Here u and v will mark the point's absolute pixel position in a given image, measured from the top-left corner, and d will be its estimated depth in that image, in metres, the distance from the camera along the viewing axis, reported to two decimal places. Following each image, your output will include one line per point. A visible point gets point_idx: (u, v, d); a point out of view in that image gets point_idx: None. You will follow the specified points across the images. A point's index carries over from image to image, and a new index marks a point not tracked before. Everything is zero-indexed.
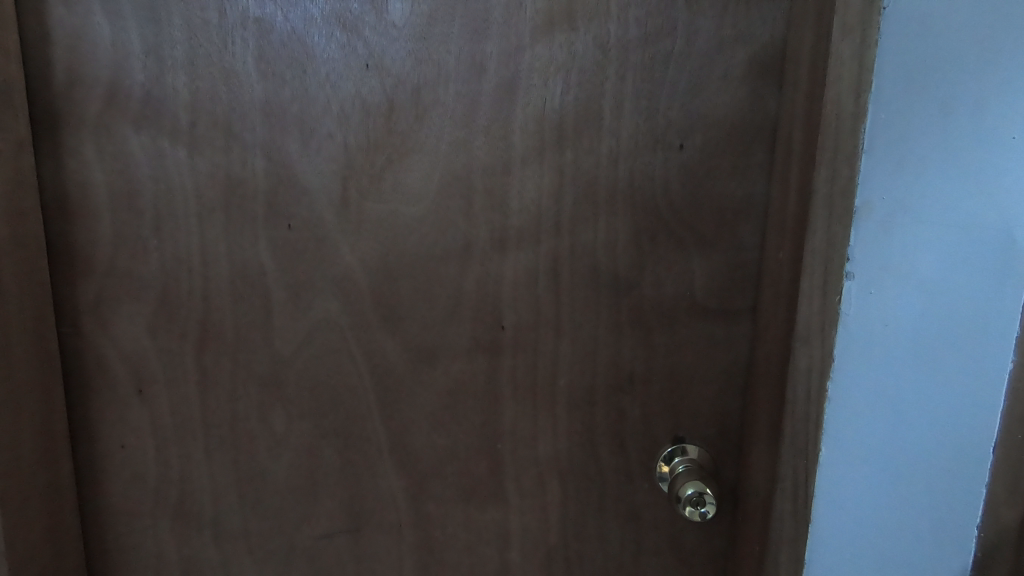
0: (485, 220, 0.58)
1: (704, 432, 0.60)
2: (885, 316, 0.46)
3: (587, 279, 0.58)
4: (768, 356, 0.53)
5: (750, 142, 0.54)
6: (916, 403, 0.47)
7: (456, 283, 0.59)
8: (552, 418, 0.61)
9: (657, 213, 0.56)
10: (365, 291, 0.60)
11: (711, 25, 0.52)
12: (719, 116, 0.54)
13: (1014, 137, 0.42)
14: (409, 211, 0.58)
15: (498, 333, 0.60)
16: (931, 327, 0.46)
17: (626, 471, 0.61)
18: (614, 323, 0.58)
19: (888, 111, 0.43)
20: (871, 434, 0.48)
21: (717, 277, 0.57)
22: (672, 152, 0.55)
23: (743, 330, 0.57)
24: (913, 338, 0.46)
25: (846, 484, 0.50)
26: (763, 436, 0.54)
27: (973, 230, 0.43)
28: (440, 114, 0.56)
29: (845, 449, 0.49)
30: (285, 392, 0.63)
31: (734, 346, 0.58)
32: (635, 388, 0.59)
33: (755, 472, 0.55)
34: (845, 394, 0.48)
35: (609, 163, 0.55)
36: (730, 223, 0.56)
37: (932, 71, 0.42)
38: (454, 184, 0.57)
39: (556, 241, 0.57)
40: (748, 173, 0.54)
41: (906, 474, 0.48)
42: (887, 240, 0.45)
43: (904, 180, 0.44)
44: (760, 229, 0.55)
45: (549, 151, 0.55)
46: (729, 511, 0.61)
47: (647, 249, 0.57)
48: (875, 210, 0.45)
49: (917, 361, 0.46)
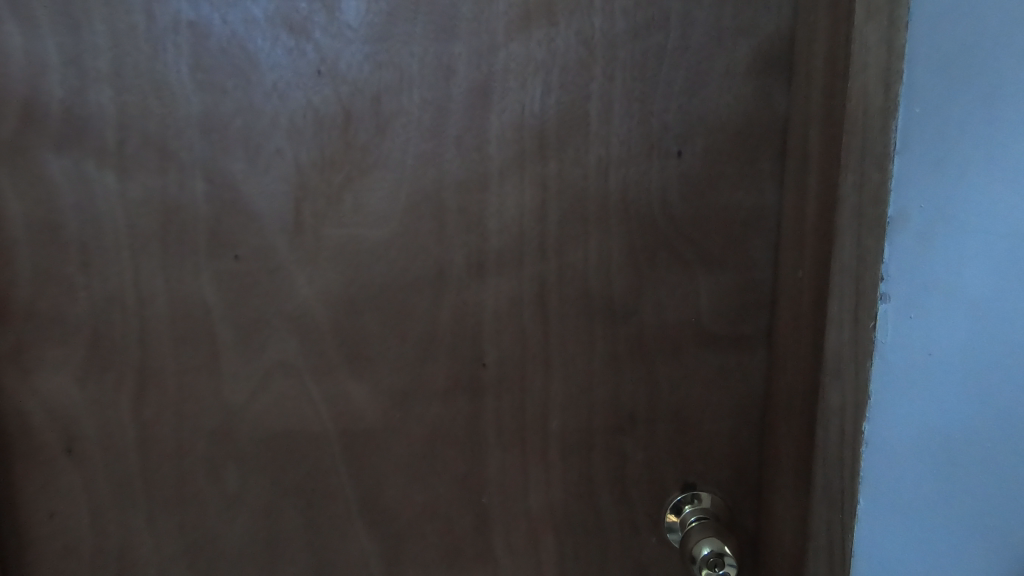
0: (460, 242, 0.50)
1: (718, 476, 0.52)
2: (929, 343, 0.39)
3: (579, 306, 0.51)
4: (790, 391, 0.47)
5: (757, 145, 0.47)
6: (972, 443, 0.40)
7: (431, 315, 0.52)
8: (545, 466, 0.53)
9: (656, 229, 0.49)
10: (326, 330, 0.53)
11: (708, 15, 0.46)
12: (720, 117, 0.47)
13: None
14: (373, 235, 0.51)
15: (479, 371, 0.52)
16: (984, 352, 0.39)
17: (632, 524, 0.54)
18: (610, 356, 0.51)
19: (921, 106, 0.38)
20: (919, 480, 0.41)
21: (725, 300, 0.50)
22: (670, 160, 0.48)
23: (758, 358, 0.50)
24: (965, 367, 0.39)
25: (892, 539, 0.42)
26: (792, 485, 0.47)
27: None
28: (404, 124, 0.49)
29: (892, 499, 0.42)
30: (241, 446, 0.55)
31: (749, 377, 0.51)
32: (638, 429, 0.52)
33: (781, 525, 0.49)
34: (888, 436, 0.41)
35: (599, 174, 0.49)
36: (739, 237, 0.49)
37: (971, 59, 0.36)
38: (424, 202, 0.50)
39: (541, 264, 0.50)
40: (756, 180, 0.48)
41: (964, 528, 0.41)
42: (929, 259, 0.39)
43: (941, 185, 0.38)
44: (774, 243, 0.49)
45: (531, 162, 0.49)
46: (750, 566, 0.53)
47: (645, 272, 0.50)
48: (913, 219, 0.38)
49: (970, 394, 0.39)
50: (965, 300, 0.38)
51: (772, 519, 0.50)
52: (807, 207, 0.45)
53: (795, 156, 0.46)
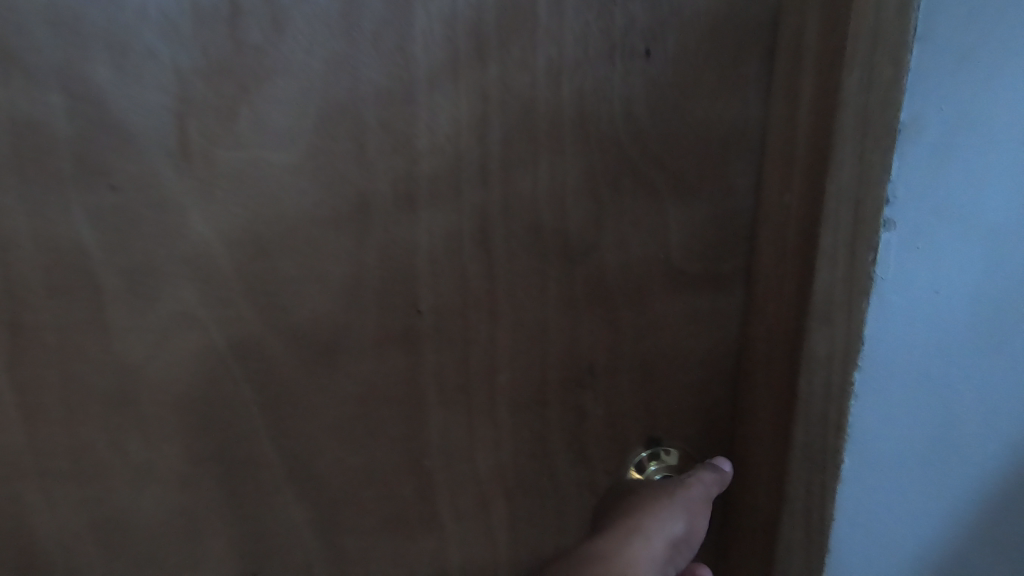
0: (385, 168, 0.42)
1: (685, 433, 0.47)
2: (928, 272, 0.35)
3: (528, 244, 0.43)
4: (769, 336, 0.41)
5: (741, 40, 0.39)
6: (953, 375, 0.37)
7: (354, 256, 0.44)
8: (493, 425, 0.47)
9: (619, 149, 0.41)
10: (231, 276, 0.44)
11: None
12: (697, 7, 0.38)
13: None
14: (279, 160, 0.42)
15: (415, 320, 0.45)
16: (976, 278, 0.35)
17: (590, 485, 0.48)
18: (566, 301, 0.44)
19: None
20: (902, 419, 0.38)
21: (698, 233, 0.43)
22: (636, 63, 0.39)
23: (732, 300, 0.44)
24: (957, 295, 0.36)
25: (872, 481, 0.40)
26: (767, 443, 0.41)
27: None
28: (308, 18, 0.39)
29: (876, 441, 0.39)
30: (142, 412, 0.48)
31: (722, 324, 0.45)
32: (598, 382, 0.46)
33: (755, 486, 0.43)
34: (881, 377, 0.37)
35: (550, 82, 0.40)
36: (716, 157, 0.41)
37: None
38: (337, 118, 0.41)
39: (482, 194, 0.42)
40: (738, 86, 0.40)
41: (934, 458, 0.39)
42: (931, 183, 0.34)
43: (957, 86, 0.32)
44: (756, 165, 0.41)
45: (467, 66, 0.40)
46: (717, 529, 0.48)
47: (605, 201, 0.42)
48: (927, 130, 0.33)
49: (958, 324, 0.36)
50: (966, 222, 0.34)
51: (741, 480, 0.45)
52: (799, 117, 0.37)
53: (787, 55, 0.38)
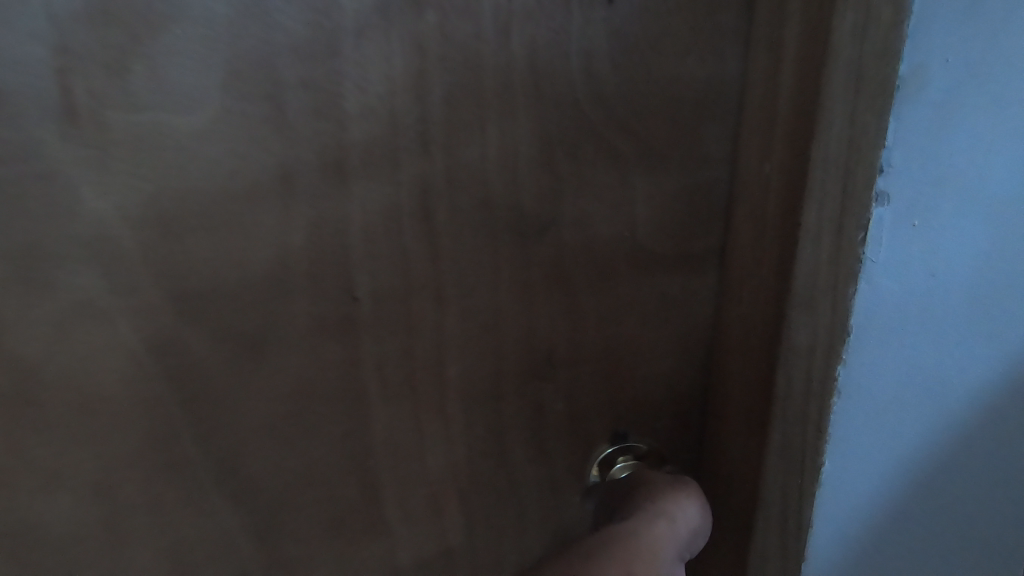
0: (310, 133, 0.36)
1: (654, 427, 0.43)
2: (917, 244, 0.32)
3: (478, 221, 0.38)
4: (744, 324, 0.37)
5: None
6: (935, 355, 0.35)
7: (279, 236, 0.38)
8: (444, 421, 0.43)
9: (580, 112, 0.36)
10: (136, 259, 0.38)
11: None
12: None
13: None
14: (183, 124, 0.36)
15: (352, 308, 0.40)
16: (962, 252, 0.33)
17: (551, 483, 0.45)
18: (521, 285, 0.39)
19: None
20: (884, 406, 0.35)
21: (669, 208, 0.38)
22: (598, 11, 0.34)
23: (703, 282, 0.40)
24: (940, 271, 0.33)
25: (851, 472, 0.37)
26: (744, 438, 0.38)
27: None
28: None
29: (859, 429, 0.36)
30: (40, 420, 0.41)
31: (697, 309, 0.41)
32: (558, 374, 0.42)
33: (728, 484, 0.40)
34: (868, 361, 0.34)
35: (499, 32, 0.34)
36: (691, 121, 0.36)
37: None
38: (251, 74, 0.35)
39: (424, 164, 0.37)
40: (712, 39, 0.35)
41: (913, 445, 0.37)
42: (927, 144, 0.30)
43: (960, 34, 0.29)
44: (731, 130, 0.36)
45: (402, 11, 0.34)
46: None
47: (564, 173, 0.37)
48: (929, 83, 0.29)
49: (943, 301, 0.34)
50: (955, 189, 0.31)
51: (714, 478, 0.42)
52: (781, 74, 0.33)
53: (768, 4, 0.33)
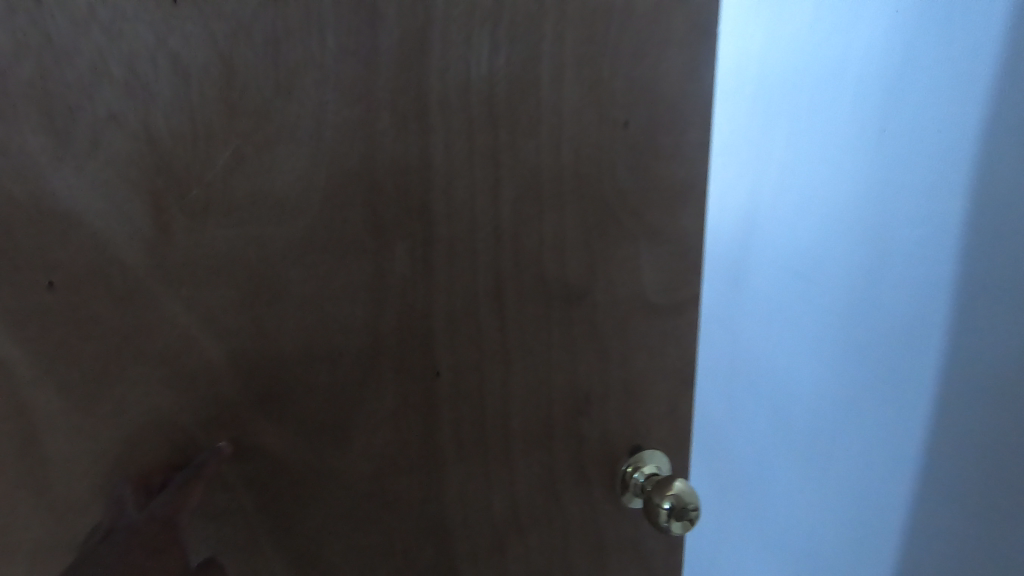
0: (401, 234, 0.41)
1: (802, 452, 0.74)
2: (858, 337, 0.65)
3: (536, 294, 0.46)
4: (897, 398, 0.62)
5: (920, 204, 0.56)
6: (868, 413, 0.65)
7: (370, 327, 0.41)
8: (509, 467, 0.49)
9: (607, 204, 0.47)
10: (222, 368, 0.38)
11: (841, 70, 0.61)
12: (899, 170, 0.57)
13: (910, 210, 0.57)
14: (281, 234, 0.38)
15: (432, 382, 0.44)
16: (871, 355, 0.64)
17: (590, 500, 0.53)
18: (568, 341, 0.48)
19: (902, 191, 0.57)
20: (827, 412, 0.70)
21: (857, 322, 0.64)
22: (618, 132, 0.45)
23: (873, 375, 0.64)
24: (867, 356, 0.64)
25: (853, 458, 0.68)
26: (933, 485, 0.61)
27: (877, 267, 0.61)
28: (316, 81, 0.36)
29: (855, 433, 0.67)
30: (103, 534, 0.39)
31: (888, 427, 0.64)
32: (594, 409, 0.51)
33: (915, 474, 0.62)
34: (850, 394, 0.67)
35: (552, 144, 0.44)
36: (872, 291, 0.62)
37: (903, 144, 0.57)
38: (353, 186, 0.39)
39: (494, 253, 0.44)
40: (893, 219, 0.59)
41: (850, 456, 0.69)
42: (880, 274, 0.61)
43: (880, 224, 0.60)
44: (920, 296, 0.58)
45: (481, 132, 0.41)
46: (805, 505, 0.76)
47: (598, 250, 0.47)
48: (889, 242, 0.59)
49: (859, 371, 0.65)
50: (881, 315, 0.62)
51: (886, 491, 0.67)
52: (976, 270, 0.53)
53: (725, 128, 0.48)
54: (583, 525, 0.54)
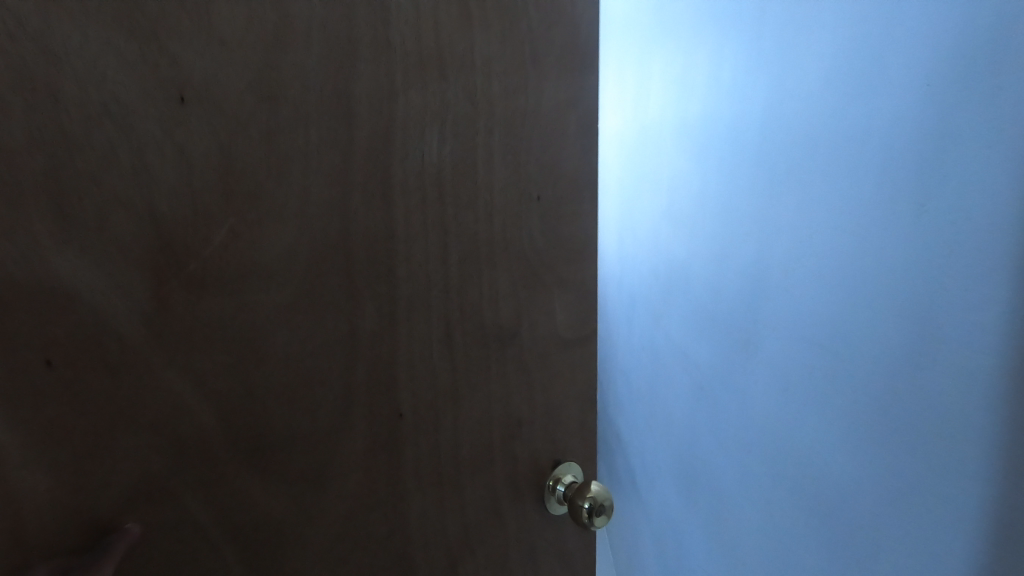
0: (371, 295, 0.47)
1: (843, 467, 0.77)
2: (902, 367, 0.66)
3: (477, 338, 0.55)
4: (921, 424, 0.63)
5: (954, 229, 0.58)
6: (893, 436, 0.68)
7: (345, 378, 0.46)
8: (459, 491, 0.56)
9: (528, 261, 0.58)
10: (210, 428, 0.40)
11: (872, 116, 0.68)
12: (931, 199, 0.60)
13: (937, 241, 0.60)
14: (268, 301, 0.42)
15: (396, 424, 0.50)
16: (925, 384, 0.62)
17: (524, 513, 0.62)
18: (503, 376, 0.58)
19: (935, 219, 0.60)
20: (855, 433, 0.74)
21: (886, 350, 0.68)
22: (533, 204, 0.57)
23: (897, 397, 0.67)
24: (840, 375, 0.76)
25: (824, 456, 0.80)
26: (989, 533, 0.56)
27: (908, 296, 0.64)
28: (301, 167, 0.42)
29: (823, 437, 0.80)
30: None
31: (922, 453, 0.64)
32: (523, 432, 0.60)
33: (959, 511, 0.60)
34: (895, 421, 0.67)
35: (486, 214, 0.54)
36: (922, 316, 0.62)
37: (945, 176, 0.58)
38: (332, 254, 0.44)
39: (445, 306, 0.52)
40: (926, 235, 0.61)
41: (824, 459, 0.80)
42: (912, 304, 0.63)
43: (914, 253, 0.63)
44: (980, 305, 0.56)
45: (433, 206, 0.50)
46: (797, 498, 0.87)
47: (523, 298, 0.58)
48: (923, 272, 0.62)
49: (835, 386, 0.77)
50: (914, 340, 0.64)
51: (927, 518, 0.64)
52: (1021, 287, 0.52)
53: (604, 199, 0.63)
54: (519, 536, 0.62)
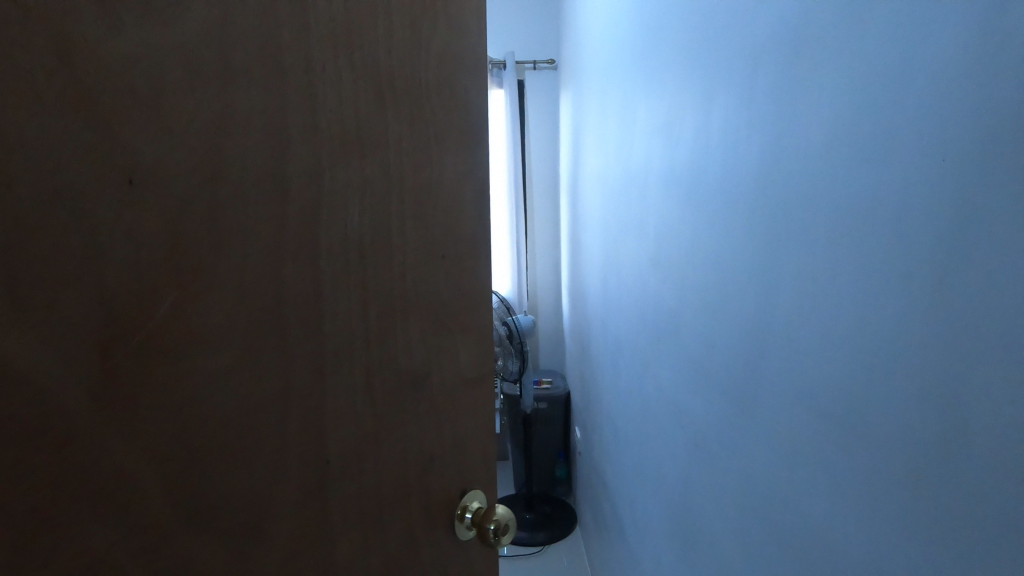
0: (301, 352, 0.51)
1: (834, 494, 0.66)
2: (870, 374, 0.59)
3: (394, 384, 0.61)
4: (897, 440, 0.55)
5: (916, 221, 0.52)
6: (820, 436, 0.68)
7: (279, 432, 0.50)
8: (381, 526, 0.61)
9: (434, 311, 0.65)
10: (156, 495, 0.41)
11: (804, 134, 0.71)
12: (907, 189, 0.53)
13: (911, 235, 0.53)
14: (209, 366, 0.44)
15: (324, 470, 0.54)
16: (892, 392, 0.56)
17: (437, 540, 0.68)
18: (416, 416, 0.64)
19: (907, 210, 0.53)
20: (824, 446, 0.67)
21: (865, 360, 0.60)
22: (437, 262, 0.65)
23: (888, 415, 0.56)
24: (812, 381, 0.70)
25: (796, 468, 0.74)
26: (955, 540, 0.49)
27: (885, 298, 0.56)
28: (239, 241, 0.46)
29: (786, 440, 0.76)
30: None
31: (862, 455, 0.61)
32: (435, 465, 0.67)
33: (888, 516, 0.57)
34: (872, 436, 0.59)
35: (400, 273, 0.60)
36: (891, 321, 0.55)
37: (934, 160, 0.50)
38: (265, 317, 0.48)
39: (366, 357, 0.57)
40: (858, 235, 0.60)
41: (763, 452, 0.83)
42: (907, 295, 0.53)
43: (896, 249, 0.55)
44: (900, 310, 0.54)
45: (355, 268, 0.55)
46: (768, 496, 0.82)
47: (432, 344, 0.65)
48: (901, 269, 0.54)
49: (802, 394, 0.72)
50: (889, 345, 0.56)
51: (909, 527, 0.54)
52: (953, 287, 0.48)
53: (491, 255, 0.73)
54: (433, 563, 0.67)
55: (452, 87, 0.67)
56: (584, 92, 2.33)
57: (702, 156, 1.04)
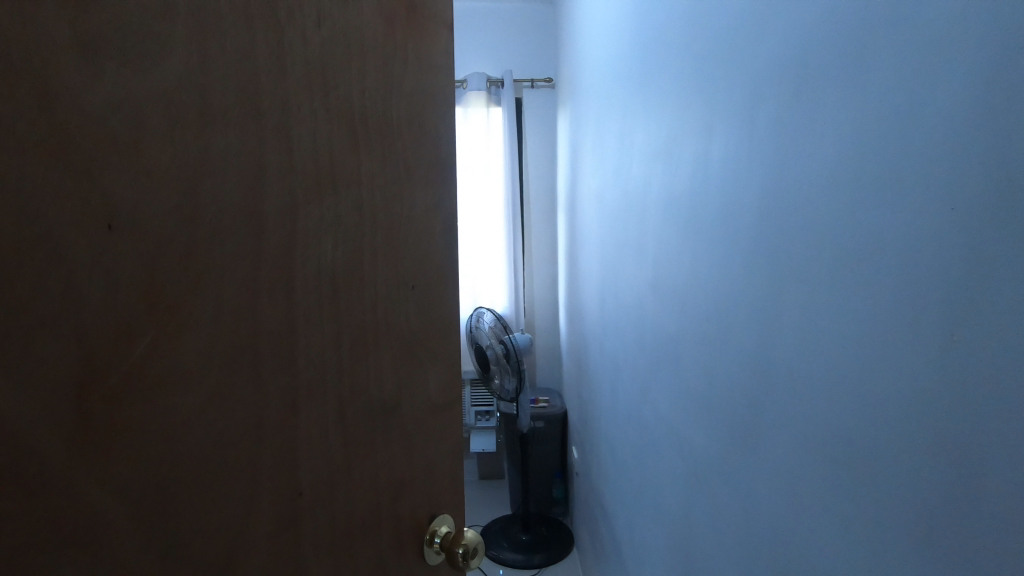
0: (274, 386, 0.52)
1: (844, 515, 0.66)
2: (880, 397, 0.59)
3: (365, 414, 0.62)
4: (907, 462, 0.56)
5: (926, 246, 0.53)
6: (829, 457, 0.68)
7: (252, 466, 0.50)
8: (351, 555, 0.61)
9: (405, 342, 0.67)
10: (130, 536, 0.41)
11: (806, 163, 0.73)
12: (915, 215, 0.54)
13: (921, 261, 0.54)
14: (184, 404, 0.45)
15: (296, 502, 0.55)
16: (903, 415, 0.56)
17: (406, 566, 0.69)
18: (387, 444, 0.65)
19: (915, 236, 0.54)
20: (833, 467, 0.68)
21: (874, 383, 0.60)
22: (408, 293, 0.67)
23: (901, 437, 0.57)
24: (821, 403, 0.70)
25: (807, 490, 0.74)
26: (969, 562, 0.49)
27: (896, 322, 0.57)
28: (215, 280, 0.47)
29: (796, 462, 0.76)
30: None
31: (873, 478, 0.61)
32: (405, 491, 0.68)
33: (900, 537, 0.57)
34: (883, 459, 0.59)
35: (372, 305, 0.62)
36: (904, 344, 0.56)
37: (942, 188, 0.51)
38: (240, 354, 0.49)
39: (338, 388, 0.59)
40: (864, 261, 0.61)
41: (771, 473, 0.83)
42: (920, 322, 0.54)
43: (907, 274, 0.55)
44: (909, 337, 0.55)
45: (329, 302, 0.57)
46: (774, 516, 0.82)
47: (402, 374, 0.67)
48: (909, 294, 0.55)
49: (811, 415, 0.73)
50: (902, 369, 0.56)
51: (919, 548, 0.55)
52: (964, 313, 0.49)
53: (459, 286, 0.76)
54: None
55: (423, 125, 0.69)
56: (586, 113, 2.35)
57: (706, 180, 1.06)
